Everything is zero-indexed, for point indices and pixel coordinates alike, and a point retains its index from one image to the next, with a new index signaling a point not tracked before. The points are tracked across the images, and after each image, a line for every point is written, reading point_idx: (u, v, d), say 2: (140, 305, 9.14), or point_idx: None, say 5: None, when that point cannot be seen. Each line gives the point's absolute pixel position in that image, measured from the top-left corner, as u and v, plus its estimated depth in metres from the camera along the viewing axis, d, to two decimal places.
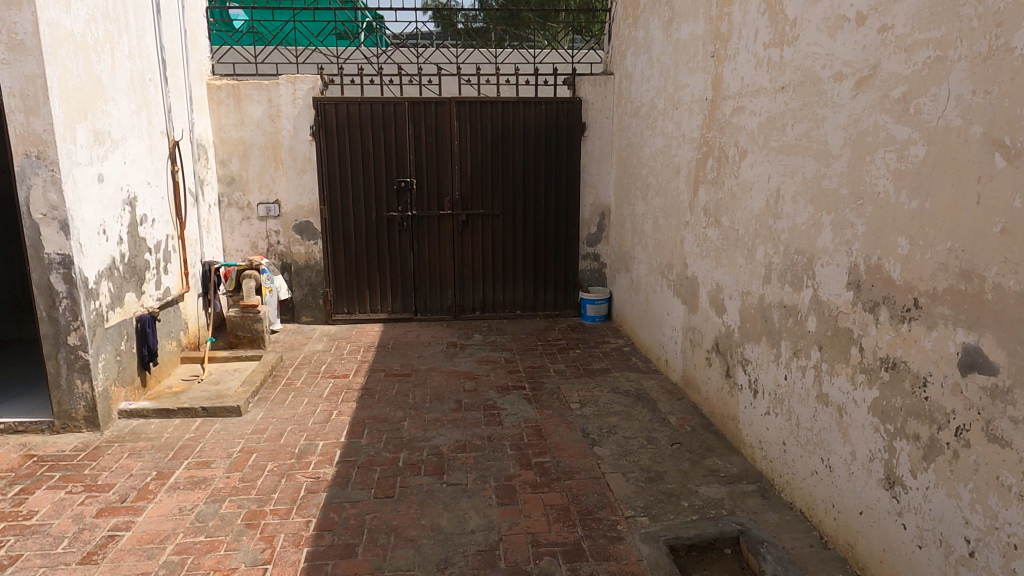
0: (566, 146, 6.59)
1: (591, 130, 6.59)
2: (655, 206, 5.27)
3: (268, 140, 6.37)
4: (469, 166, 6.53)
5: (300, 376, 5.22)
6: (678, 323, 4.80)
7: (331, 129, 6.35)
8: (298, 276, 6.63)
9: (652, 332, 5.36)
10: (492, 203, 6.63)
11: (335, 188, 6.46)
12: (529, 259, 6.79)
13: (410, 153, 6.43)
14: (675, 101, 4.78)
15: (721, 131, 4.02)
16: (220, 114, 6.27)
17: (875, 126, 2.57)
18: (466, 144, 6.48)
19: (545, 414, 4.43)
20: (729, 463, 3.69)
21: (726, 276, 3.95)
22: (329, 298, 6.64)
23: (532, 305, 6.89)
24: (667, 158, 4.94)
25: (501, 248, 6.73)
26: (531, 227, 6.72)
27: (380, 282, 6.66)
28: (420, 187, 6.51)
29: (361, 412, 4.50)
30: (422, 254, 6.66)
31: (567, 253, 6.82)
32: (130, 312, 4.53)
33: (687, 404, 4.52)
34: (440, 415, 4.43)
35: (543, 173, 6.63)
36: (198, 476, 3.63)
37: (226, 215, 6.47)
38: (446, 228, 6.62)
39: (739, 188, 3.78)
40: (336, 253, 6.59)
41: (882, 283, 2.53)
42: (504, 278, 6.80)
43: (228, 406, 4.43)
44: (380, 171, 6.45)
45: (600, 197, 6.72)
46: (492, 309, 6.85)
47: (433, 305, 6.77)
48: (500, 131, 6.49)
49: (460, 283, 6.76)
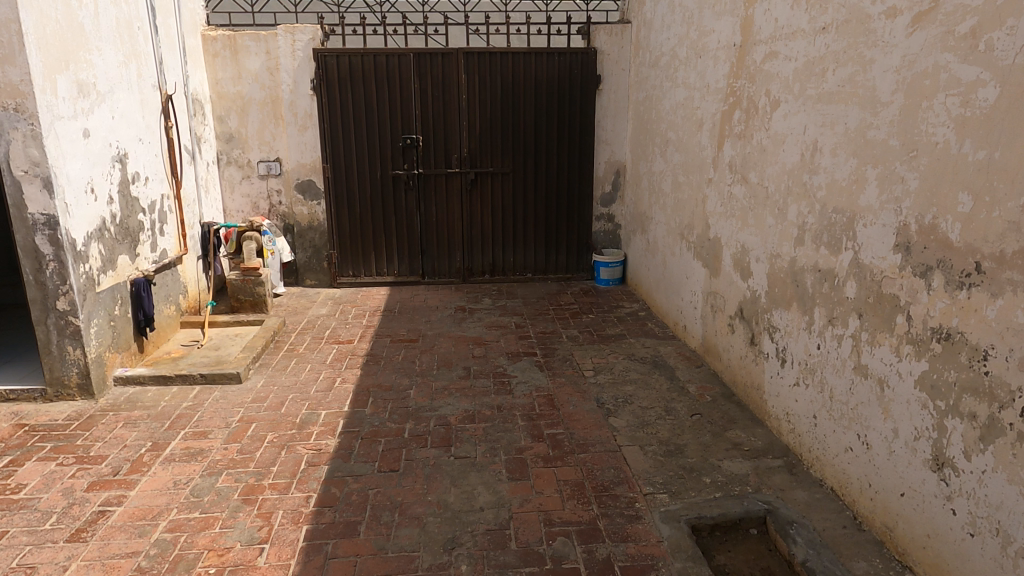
0: (579, 100, 6.24)
1: (606, 82, 6.23)
2: (675, 162, 4.97)
3: (267, 95, 6.07)
4: (478, 121, 6.22)
5: (303, 341, 5.04)
6: (698, 288, 4.55)
7: (333, 83, 6.04)
8: (302, 238, 6.41)
9: (669, 296, 5.12)
10: (502, 160, 6.34)
11: (338, 145, 6.19)
12: (540, 220, 6.52)
13: (415, 108, 6.13)
14: (699, 49, 4.44)
15: (750, 80, 3.71)
16: (216, 66, 5.96)
17: (935, 67, 2.28)
18: (474, 98, 6.16)
19: (557, 382, 4.23)
20: (753, 435, 3.49)
21: (752, 237, 3.68)
22: (334, 261, 6.42)
23: (544, 268, 6.65)
24: (689, 111, 4.62)
25: (512, 208, 6.46)
26: (543, 186, 6.44)
27: (386, 244, 6.43)
28: (426, 144, 6.22)
29: (366, 379, 4.32)
30: (429, 215, 6.40)
31: (580, 213, 6.53)
32: (124, 276, 4.33)
33: (706, 372, 4.30)
34: (448, 383, 4.24)
35: (555, 128, 6.31)
36: (194, 447, 3.47)
37: (226, 173, 6.22)
38: (453, 187, 6.35)
39: (769, 141, 3.48)
40: (340, 214, 6.34)
41: (937, 245, 2.27)
42: (514, 240, 6.55)
43: (227, 373, 4.26)
44: (385, 127, 6.16)
45: (615, 155, 6.40)
46: (502, 272, 6.62)
47: (440, 268, 6.54)
48: (510, 84, 6.15)
49: (470, 245, 6.51)
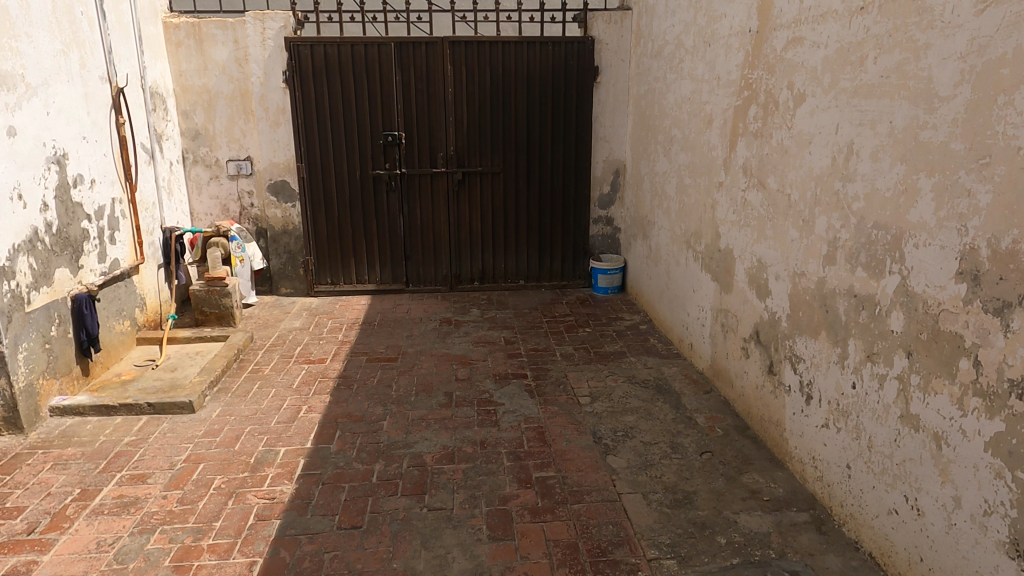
0: (576, 94, 5.76)
1: (604, 74, 5.74)
2: (680, 163, 4.49)
3: (236, 88, 5.58)
4: (465, 117, 5.73)
5: (270, 360, 4.57)
6: (707, 303, 4.08)
7: (306, 75, 5.56)
8: (275, 243, 5.93)
9: (674, 311, 4.66)
10: (492, 159, 5.86)
11: (314, 143, 5.71)
12: (533, 223, 6.05)
13: (397, 102, 5.64)
14: (708, 36, 3.96)
15: (768, 70, 3.23)
16: (179, 57, 5.47)
17: (1016, 52, 1.81)
18: (461, 92, 5.67)
19: (549, 412, 3.77)
20: (773, 481, 3.03)
21: (771, 252, 3.21)
22: (311, 268, 5.95)
23: (538, 275, 6.18)
24: (697, 106, 4.15)
25: (503, 211, 5.99)
26: (536, 188, 5.96)
27: (367, 249, 5.96)
28: (409, 142, 5.74)
29: (335, 408, 3.85)
30: (413, 219, 5.93)
31: (576, 216, 6.06)
32: (62, 292, 3.85)
33: (716, 399, 3.84)
34: (427, 412, 3.78)
35: (548, 125, 5.83)
36: (129, 496, 3.01)
37: (192, 173, 5.73)
38: (439, 188, 5.87)
39: (792, 141, 3.01)
40: (316, 217, 5.87)
41: (1019, 277, 1.80)
42: (505, 244, 6.07)
43: (178, 401, 3.79)
44: (364, 123, 5.68)
45: (614, 153, 5.93)
46: (492, 280, 6.15)
47: (426, 275, 6.07)
48: (500, 77, 5.67)
49: (457, 251, 6.04)
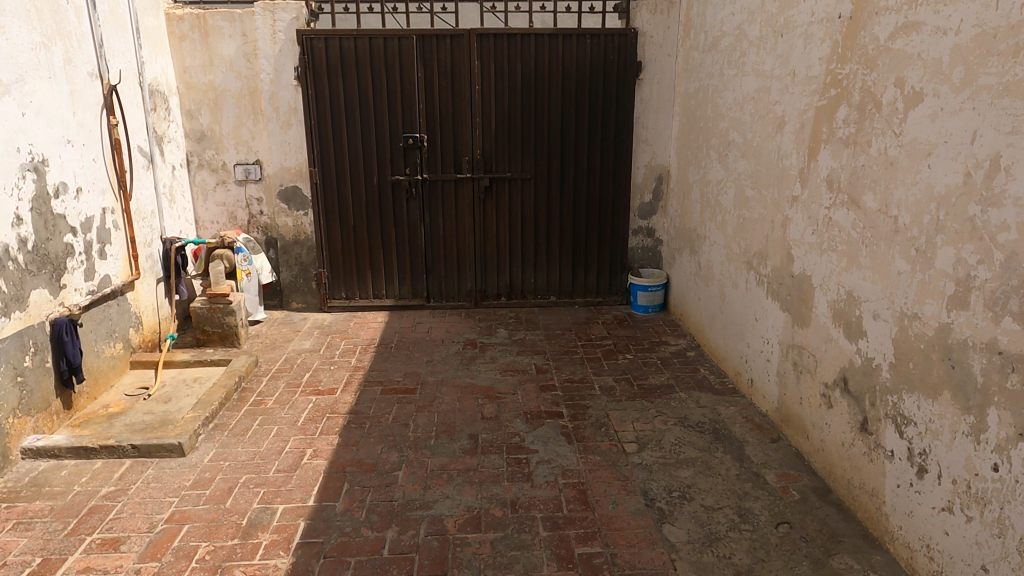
0: (615, 92, 5.21)
1: (647, 70, 5.18)
2: (741, 172, 3.92)
3: (244, 85, 5.12)
4: (493, 118, 5.21)
5: (275, 390, 4.10)
6: (774, 336, 3.52)
7: (321, 71, 5.08)
8: (286, 255, 5.46)
9: (730, 339, 4.10)
10: (522, 164, 5.33)
11: (328, 146, 5.23)
12: (567, 235, 5.51)
13: (419, 101, 5.14)
14: (780, 25, 3.39)
15: (866, 63, 2.66)
16: (183, 51, 5.02)
17: None
18: (488, 91, 5.16)
19: (591, 463, 3.24)
20: (871, 570, 2.46)
21: (868, 285, 2.65)
22: (324, 282, 5.48)
23: (571, 291, 5.64)
24: (764, 107, 3.58)
25: (533, 221, 5.46)
26: (570, 196, 5.42)
27: (384, 262, 5.48)
28: (432, 144, 5.24)
29: (344, 453, 3.36)
30: (435, 229, 5.42)
31: (613, 227, 5.51)
32: (39, 316, 3.40)
33: (786, 451, 3.28)
34: (449, 460, 3.27)
35: (585, 127, 5.28)
36: (96, 569, 2.53)
37: (197, 178, 5.29)
38: (464, 195, 5.36)
39: (901, 151, 2.44)
40: (330, 226, 5.39)
41: None
42: (536, 257, 5.55)
43: (166, 443, 3.32)
44: (383, 124, 5.18)
45: (657, 158, 5.36)
46: (520, 296, 5.63)
47: (448, 290, 5.57)
48: (532, 74, 5.14)
49: (483, 264, 5.53)
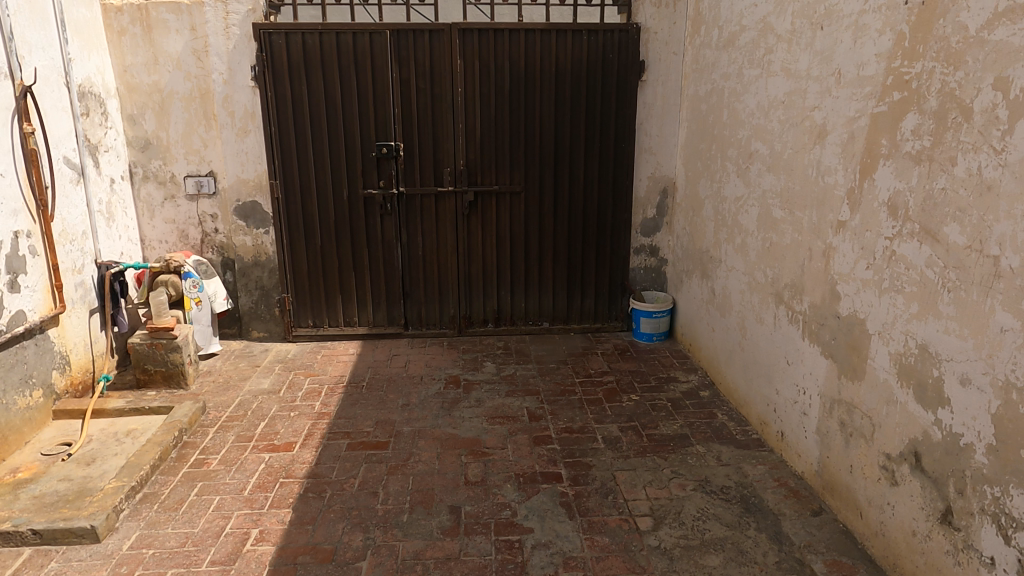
0: (615, 95, 4.65)
1: (651, 70, 4.62)
2: (767, 188, 3.36)
3: (194, 87, 4.49)
4: (479, 125, 4.63)
5: (222, 445, 3.48)
6: (812, 385, 2.96)
7: (282, 70, 4.47)
8: (245, 278, 4.84)
9: (754, 382, 3.54)
10: (511, 175, 4.75)
11: (291, 156, 4.62)
12: (561, 255, 4.94)
13: (394, 105, 4.55)
14: (822, 14, 2.83)
15: (949, 60, 2.10)
16: (123, 49, 4.40)
17: None
18: (473, 94, 4.57)
19: (598, 547, 2.66)
20: None
21: (953, 341, 2.09)
22: (288, 309, 4.86)
23: (565, 316, 5.06)
24: (799, 114, 3.03)
25: (523, 240, 4.88)
26: (564, 211, 4.85)
27: (356, 286, 4.87)
28: (409, 154, 4.64)
29: (296, 534, 2.76)
30: (414, 249, 4.83)
31: (613, 245, 4.95)
32: None
33: (833, 529, 2.72)
34: (425, 545, 2.68)
35: (581, 134, 4.71)
36: None
37: (142, 192, 4.66)
38: (446, 211, 4.77)
39: (1005, 174, 1.89)
40: (295, 246, 4.78)
41: None
42: (527, 279, 4.97)
43: (75, 527, 2.69)
44: (353, 131, 4.58)
45: (662, 169, 4.80)
46: (509, 322, 5.04)
47: (429, 316, 4.98)
48: (522, 75, 4.56)
49: (467, 288, 4.94)
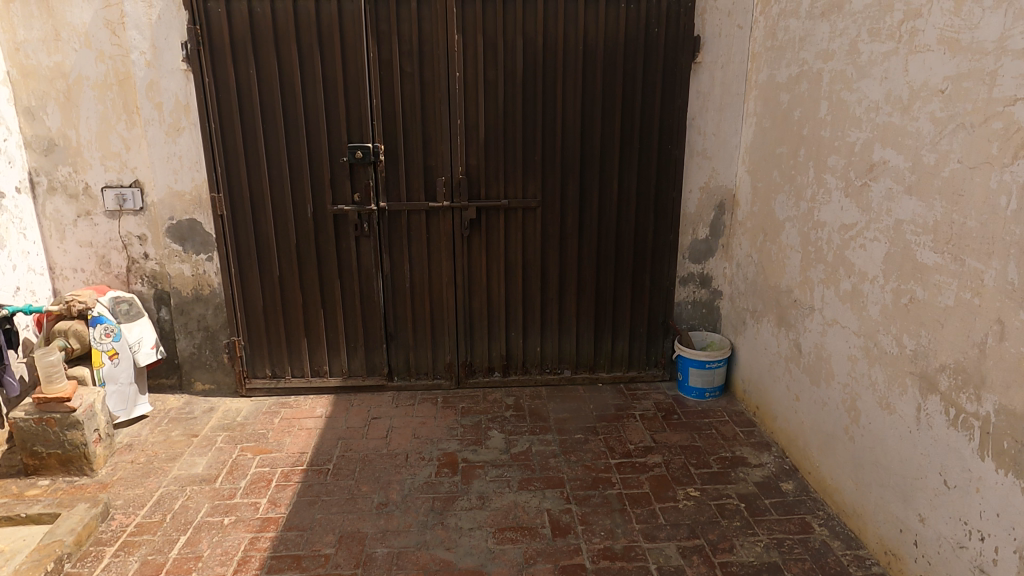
0: (661, 82, 3.57)
1: (708, 49, 3.55)
2: (905, 217, 2.30)
3: (109, 70, 3.41)
4: (482, 121, 3.55)
5: None
6: (1002, 534, 1.90)
7: (221, 47, 3.38)
8: (184, 316, 3.80)
9: (875, 491, 2.49)
10: (524, 186, 3.68)
11: (237, 162, 3.54)
12: (587, 287, 3.88)
13: (371, 95, 3.47)
14: None
15: None
16: (12, 19, 3.31)
17: None
18: (474, 80, 3.50)
19: None
20: None
21: None
22: (240, 356, 3.83)
23: (592, 363, 4.01)
24: (980, 109, 1.96)
25: (539, 268, 3.82)
26: (592, 233, 3.78)
27: (325, 328, 3.82)
28: (392, 159, 3.57)
29: None
30: (399, 281, 3.77)
31: (654, 275, 3.89)
32: None
33: None
34: None
35: (615, 133, 3.64)
36: None
37: (48, 208, 3.60)
38: (440, 233, 3.70)
39: None
40: (246, 278, 3.73)
41: None
42: (543, 317, 3.92)
43: None
44: (319, 130, 3.51)
45: (718, 178, 3.74)
46: (520, 370, 3.99)
47: (419, 364, 3.94)
48: (539, 55, 3.48)
49: (468, 328, 3.89)
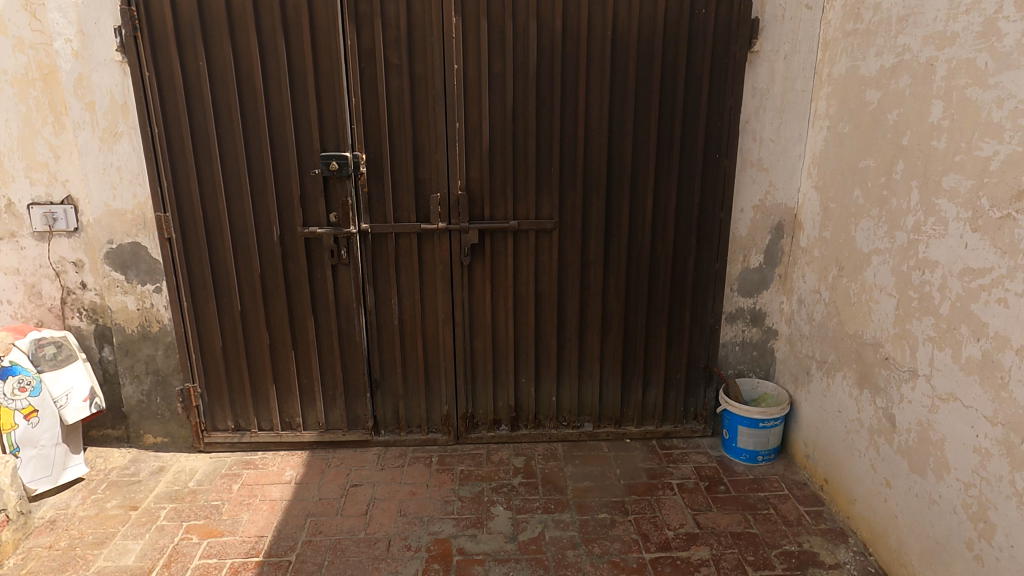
0: (709, 77, 2.88)
1: (768, 36, 2.85)
2: None
3: (30, 62, 2.78)
4: (486, 125, 2.87)
5: None
6: None
7: (165, 34, 2.74)
8: (129, 358, 3.17)
9: None
10: (537, 204, 3.01)
11: (187, 176, 2.90)
12: (613, 326, 3.21)
13: (349, 93, 2.81)
14: None
15: None
16: None
17: None
18: (478, 74, 2.83)
19: None
20: None
21: None
22: (196, 406, 3.20)
23: (618, 415, 3.33)
24: None
25: (555, 303, 3.15)
26: (620, 261, 3.10)
27: (298, 373, 3.18)
28: (377, 172, 2.92)
29: None
30: (386, 317, 3.12)
31: (694, 311, 3.21)
32: None
33: None
34: None
35: (650, 141, 2.95)
36: None
37: None
38: (435, 261, 3.05)
39: None
40: (201, 313, 3.10)
41: None
42: (560, 360, 3.25)
43: None
44: (286, 136, 2.86)
45: (776, 195, 3.05)
46: (531, 423, 3.33)
47: (410, 416, 3.29)
48: (557, 43, 2.80)
49: (469, 374, 3.24)
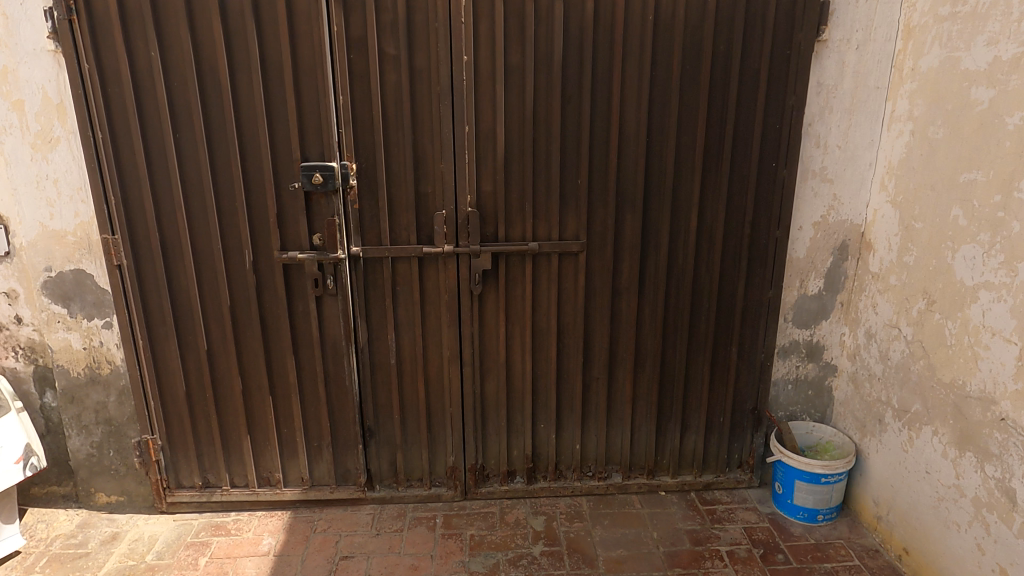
0: (767, 71, 2.41)
1: (838, 23, 2.39)
2: None
3: None
4: (502, 129, 2.39)
5: None
6: None
7: (108, 18, 2.23)
8: (75, 405, 2.67)
9: None
10: (560, 222, 2.53)
11: (140, 191, 2.40)
12: (647, 363, 2.74)
13: (335, 90, 2.32)
14: None
15: None
16: None
17: None
18: (492, 68, 2.35)
19: None
20: None
21: None
22: (157, 460, 2.71)
23: (650, 464, 2.88)
24: None
25: (581, 337, 2.68)
26: (657, 288, 2.64)
27: (277, 421, 2.69)
28: (370, 185, 2.43)
29: None
30: (381, 356, 2.64)
31: (742, 345, 2.75)
32: None
33: None
34: None
35: (695, 148, 2.48)
36: None
37: None
38: (439, 290, 2.57)
39: None
40: (160, 353, 2.60)
41: None
42: (584, 402, 2.78)
43: None
44: (259, 143, 2.36)
45: (841, 211, 2.59)
46: (550, 474, 2.87)
47: (410, 468, 2.82)
48: (587, 30, 2.32)
49: (479, 420, 2.76)
